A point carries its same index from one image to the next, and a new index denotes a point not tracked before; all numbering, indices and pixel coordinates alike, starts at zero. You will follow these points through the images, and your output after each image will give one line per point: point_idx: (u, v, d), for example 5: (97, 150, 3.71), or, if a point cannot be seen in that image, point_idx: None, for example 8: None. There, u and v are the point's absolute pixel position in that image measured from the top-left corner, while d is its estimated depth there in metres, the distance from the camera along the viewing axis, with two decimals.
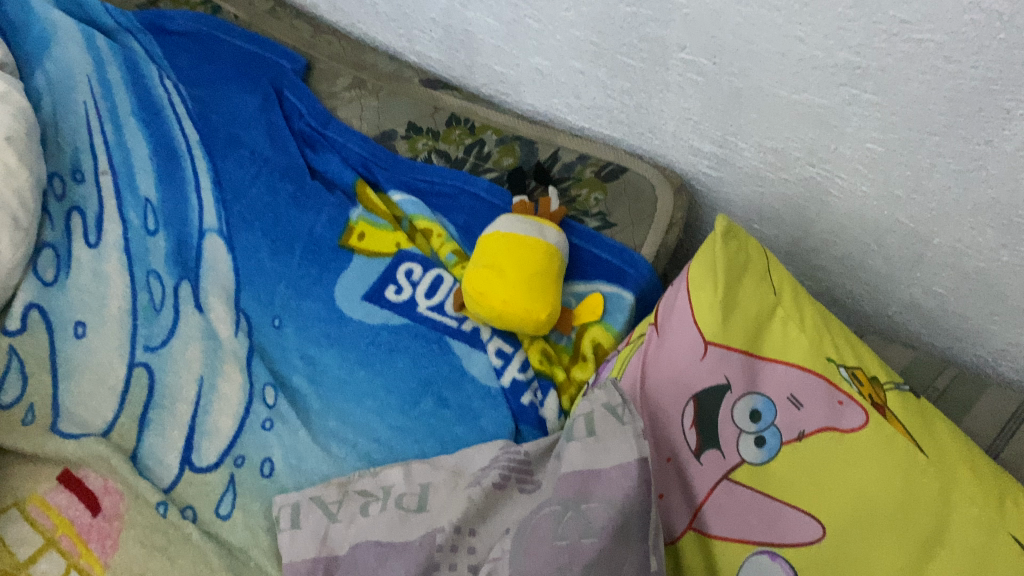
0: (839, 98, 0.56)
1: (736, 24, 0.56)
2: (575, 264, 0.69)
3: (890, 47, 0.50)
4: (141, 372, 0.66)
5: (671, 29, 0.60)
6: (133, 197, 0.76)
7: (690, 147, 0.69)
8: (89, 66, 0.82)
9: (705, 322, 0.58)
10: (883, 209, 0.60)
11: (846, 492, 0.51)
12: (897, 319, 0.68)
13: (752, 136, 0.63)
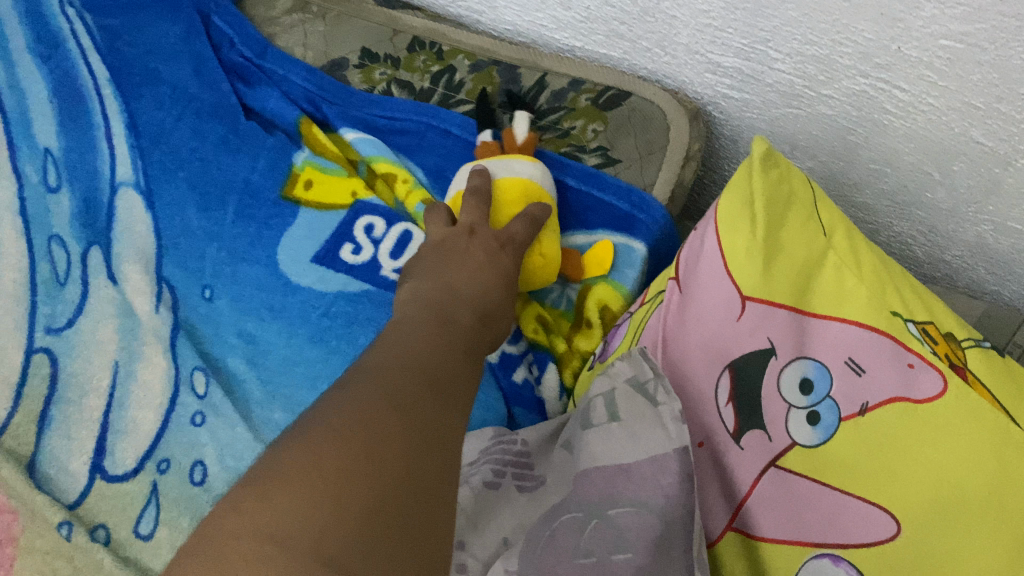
0: None
1: None
2: (572, 210, 0.58)
3: None
4: (41, 359, 0.53)
5: None
6: (29, 147, 0.62)
7: (707, 62, 0.57)
8: None
9: (741, 272, 0.45)
10: (951, 126, 0.49)
11: (921, 474, 0.36)
12: (956, 266, 0.57)
13: (790, 40, 0.51)
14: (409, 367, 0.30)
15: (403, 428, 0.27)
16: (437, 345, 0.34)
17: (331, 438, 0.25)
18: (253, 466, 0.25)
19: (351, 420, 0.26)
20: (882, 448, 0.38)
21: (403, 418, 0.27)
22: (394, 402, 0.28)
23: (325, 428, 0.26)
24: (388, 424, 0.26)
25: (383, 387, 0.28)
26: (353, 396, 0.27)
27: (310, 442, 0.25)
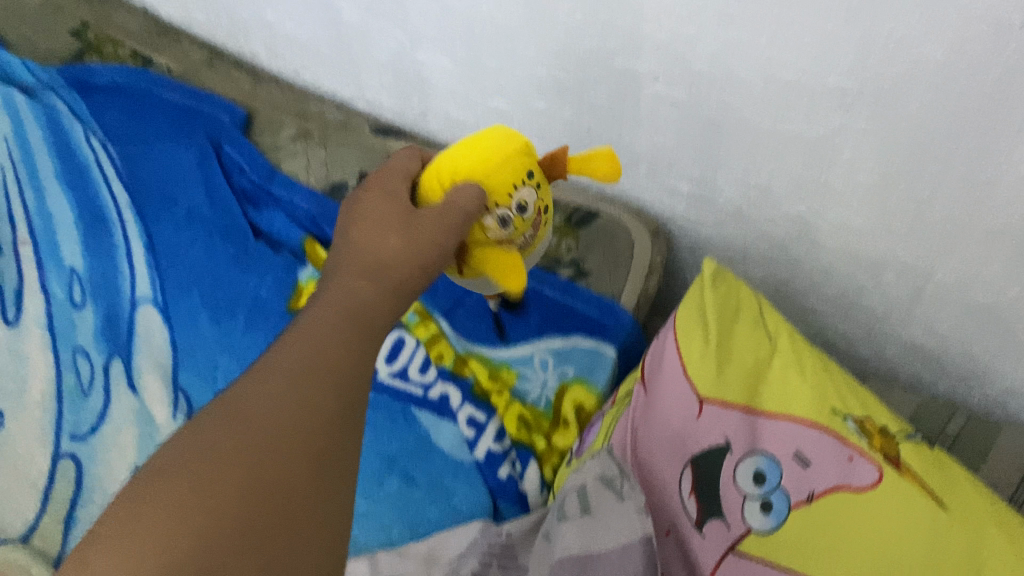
0: (828, 127, 0.51)
1: (714, 53, 0.52)
2: (550, 319, 0.64)
3: (888, 66, 0.46)
4: (67, 465, 0.59)
5: (644, 57, 0.56)
6: (57, 268, 0.70)
7: (665, 187, 0.64)
8: (7, 128, 0.76)
9: (699, 375, 0.51)
10: (878, 244, 0.56)
11: (862, 556, 0.42)
12: (897, 362, 0.63)
13: (734, 169, 0.59)
14: (335, 376, 0.32)
15: (295, 473, 0.28)
16: (366, 341, 0.34)
17: (218, 475, 0.27)
18: (131, 485, 0.27)
19: (239, 456, 0.28)
20: (824, 535, 0.44)
21: (303, 458, 0.29)
22: (301, 438, 0.29)
23: (214, 460, 0.27)
24: (282, 464, 0.28)
25: (274, 409, 0.29)
26: (255, 417, 0.29)
27: (180, 484, 0.27)
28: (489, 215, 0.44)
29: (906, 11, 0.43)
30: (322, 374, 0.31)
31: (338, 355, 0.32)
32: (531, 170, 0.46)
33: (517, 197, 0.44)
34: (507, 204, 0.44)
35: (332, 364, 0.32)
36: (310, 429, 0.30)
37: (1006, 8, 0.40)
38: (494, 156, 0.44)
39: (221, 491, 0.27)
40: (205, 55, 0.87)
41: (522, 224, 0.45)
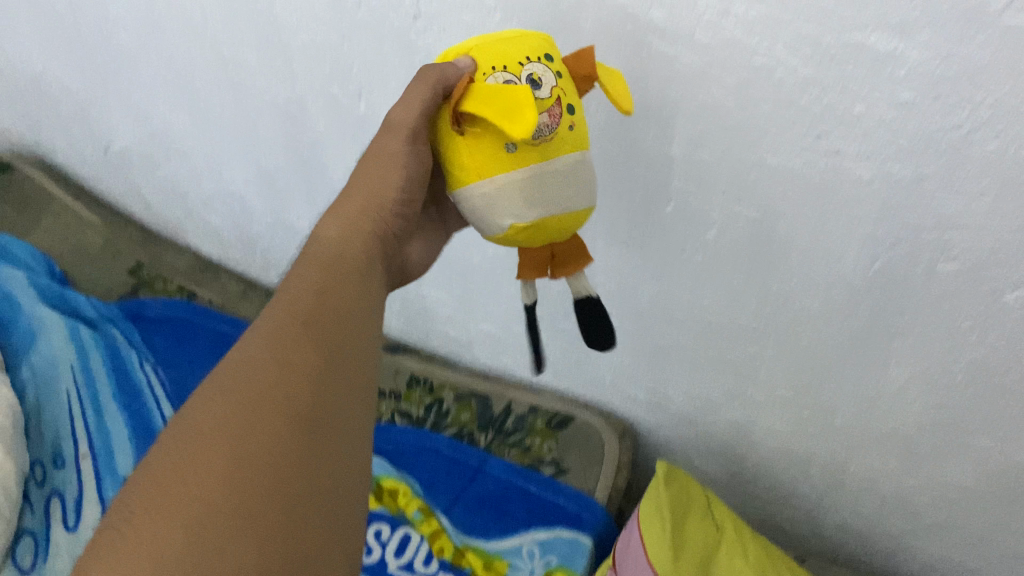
0: (747, 353, 0.65)
1: (652, 297, 0.66)
2: (537, 512, 0.74)
3: (781, 312, 0.59)
4: None
5: (599, 299, 0.70)
6: (111, 478, 0.80)
7: (628, 396, 0.77)
8: (73, 356, 0.89)
9: (659, 559, 0.61)
10: (801, 443, 0.68)
11: None
12: (835, 542, 0.73)
13: (680, 382, 0.72)
14: (301, 347, 0.37)
15: (282, 431, 0.34)
16: (321, 306, 0.40)
17: (211, 455, 0.32)
18: (145, 491, 0.32)
19: (231, 436, 0.33)
20: None
21: (285, 419, 0.34)
22: (280, 406, 0.34)
23: (202, 442, 0.33)
24: (268, 431, 0.33)
25: (251, 388, 0.35)
26: (234, 396, 0.35)
27: (189, 471, 0.32)
28: (493, 74, 0.41)
29: (786, 276, 0.57)
30: (287, 348, 0.37)
31: (299, 327, 0.38)
32: (545, 53, 0.42)
33: (529, 69, 0.41)
34: (519, 74, 0.41)
35: (298, 336, 0.38)
36: (288, 397, 0.35)
37: (854, 280, 0.54)
38: (520, 48, 0.42)
39: (217, 465, 0.32)
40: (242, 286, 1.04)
41: (536, 98, 0.40)
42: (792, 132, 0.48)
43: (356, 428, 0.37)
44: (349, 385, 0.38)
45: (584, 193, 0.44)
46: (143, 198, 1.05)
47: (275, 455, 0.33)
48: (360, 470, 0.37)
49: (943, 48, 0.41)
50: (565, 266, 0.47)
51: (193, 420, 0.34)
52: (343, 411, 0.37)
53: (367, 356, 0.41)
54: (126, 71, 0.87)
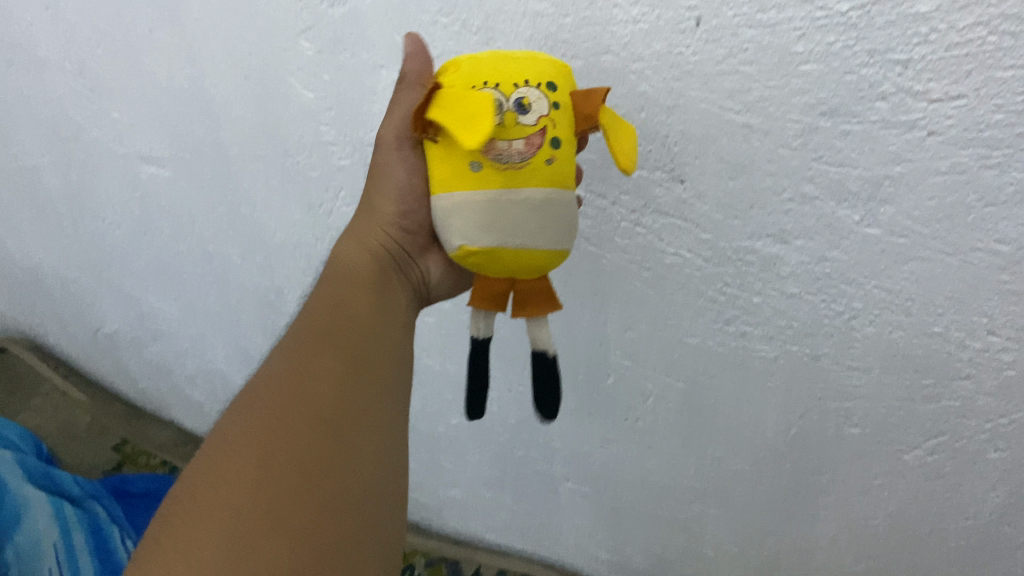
0: (693, 510, 0.71)
1: (604, 461, 0.73)
2: None
3: (718, 473, 0.66)
4: None
5: (557, 465, 0.77)
6: None
7: (592, 555, 0.84)
8: (57, 535, 0.92)
9: None
10: None
11: None
12: None
13: (638, 543, 0.78)
14: (322, 354, 0.40)
15: (312, 439, 0.36)
16: (340, 316, 0.43)
17: (238, 461, 0.35)
18: (183, 492, 0.34)
19: (265, 442, 0.35)
20: None
21: (308, 423, 0.37)
22: (305, 411, 0.37)
23: (237, 451, 0.35)
24: (293, 436, 0.36)
25: (278, 399, 0.37)
26: (266, 407, 0.37)
27: (226, 472, 0.34)
28: (481, 87, 0.39)
29: (717, 442, 0.64)
30: (309, 357, 0.40)
31: (319, 334, 0.41)
32: (550, 81, 0.40)
33: (521, 90, 0.39)
34: (506, 91, 0.39)
35: (320, 345, 0.41)
36: (312, 403, 0.38)
37: (775, 444, 0.61)
38: (523, 67, 0.40)
39: (244, 471, 0.34)
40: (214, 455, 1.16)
41: (517, 125, 0.38)
42: (705, 318, 0.56)
43: (379, 430, 0.40)
44: (371, 388, 0.41)
45: (552, 233, 0.41)
46: (145, 372, 1.13)
47: (300, 459, 0.35)
48: (384, 471, 0.39)
49: (816, 251, 0.48)
50: (525, 309, 0.44)
51: (222, 431, 0.37)
52: (365, 416, 0.39)
53: (391, 358, 0.43)
54: (121, 263, 0.95)
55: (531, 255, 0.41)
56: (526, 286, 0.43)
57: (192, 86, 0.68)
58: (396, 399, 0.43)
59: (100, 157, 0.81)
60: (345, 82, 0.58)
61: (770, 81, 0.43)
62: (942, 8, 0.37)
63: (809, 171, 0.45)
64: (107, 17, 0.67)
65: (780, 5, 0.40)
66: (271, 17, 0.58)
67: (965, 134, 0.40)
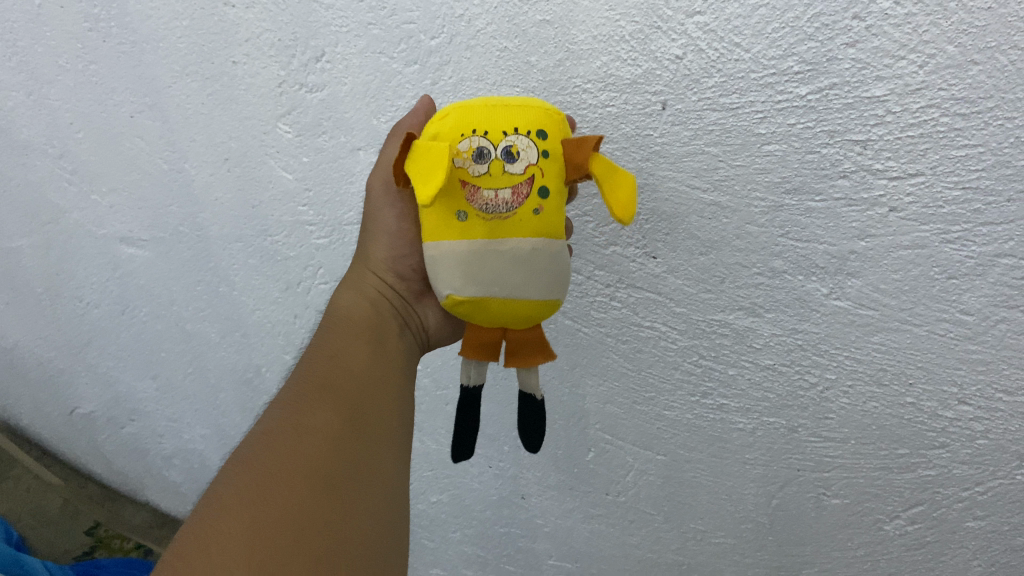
0: None
1: (586, 536, 0.72)
2: None
3: (701, 547, 0.66)
4: None
5: (539, 542, 0.77)
6: None
7: None
8: None
9: None
10: None
11: None
12: None
13: None
14: (317, 409, 0.39)
15: (306, 491, 0.35)
16: (336, 369, 0.42)
17: (231, 518, 0.33)
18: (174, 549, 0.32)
19: (259, 494, 0.34)
20: None
21: (303, 478, 0.35)
22: (299, 466, 0.35)
23: (231, 505, 0.33)
24: (287, 491, 0.34)
25: (274, 451, 0.36)
26: (261, 460, 0.36)
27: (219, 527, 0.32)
28: (469, 137, 0.40)
29: (699, 515, 0.64)
30: (303, 412, 0.38)
31: (314, 390, 0.40)
32: (540, 129, 0.41)
33: (507, 140, 0.40)
34: (492, 140, 0.40)
35: (314, 401, 0.39)
36: (307, 457, 0.36)
37: (756, 516, 0.61)
38: (511, 117, 0.40)
39: (236, 529, 0.32)
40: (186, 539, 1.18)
41: (502, 173, 0.39)
42: (682, 391, 0.57)
43: (376, 487, 0.38)
44: (369, 443, 0.39)
45: (544, 283, 0.41)
46: (122, 454, 1.12)
47: (294, 516, 0.33)
48: (380, 532, 0.37)
49: (787, 324, 0.49)
50: (518, 359, 0.44)
51: (213, 489, 0.35)
52: (362, 467, 0.38)
53: (390, 413, 0.42)
54: (99, 343, 0.95)
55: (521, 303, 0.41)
56: (517, 334, 0.44)
57: (173, 168, 0.69)
58: (394, 458, 0.41)
59: (80, 239, 0.82)
60: (323, 164, 0.60)
61: (736, 161, 0.44)
62: (895, 91, 0.38)
63: (777, 247, 0.46)
64: (88, 103, 0.68)
65: (742, 90, 0.42)
66: (252, 103, 0.59)
67: (924, 210, 0.41)
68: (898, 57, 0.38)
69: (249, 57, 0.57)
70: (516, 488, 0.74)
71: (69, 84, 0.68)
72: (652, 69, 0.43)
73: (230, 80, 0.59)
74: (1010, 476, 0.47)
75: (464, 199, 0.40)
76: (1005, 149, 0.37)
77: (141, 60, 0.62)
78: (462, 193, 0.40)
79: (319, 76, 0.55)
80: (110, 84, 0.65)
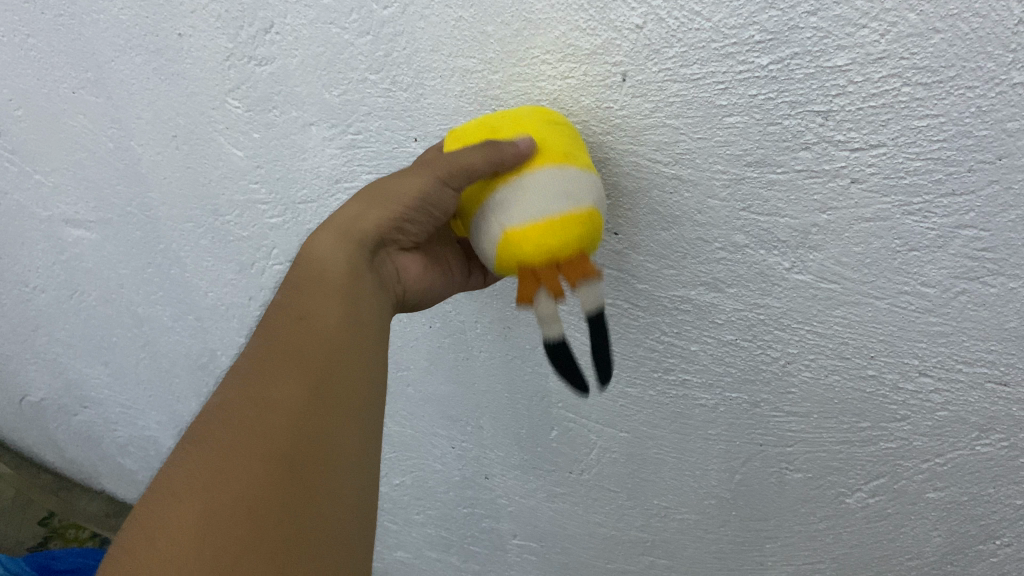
0: (641, 562, 0.70)
1: (550, 515, 0.72)
2: None
3: (664, 523, 0.66)
4: None
5: (503, 522, 0.77)
6: None
7: None
8: None
9: None
10: None
11: None
12: None
13: None
14: (279, 378, 0.35)
15: (259, 471, 0.32)
16: (305, 333, 0.37)
17: (183, 508, 0.32)
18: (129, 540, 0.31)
19: (210, 483, 0.32)
20: None
21: (263, 459, 0.33)
22: (256, 446, 0.33)
23: (183, 495, 0.32)
24: (241, 477, 0.32)
25: (232, 432, 0.34)
26: (217, 443, 0.33)
27: (174, 522, 0.31)
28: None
29: (663, 492, 0.63)
30: (264, 384, 0.35)
31: (277, 357, 0.36)
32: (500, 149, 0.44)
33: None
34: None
35: (278, 369, 0.36)
36: (264, 436, 0.33)
37: (719, 492, 0.61)
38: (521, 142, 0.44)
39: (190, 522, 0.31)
40: None
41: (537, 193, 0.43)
42: (645, 367, 0.56)
43: (348, 456, 0.35)
44: (339, 409, 0.35)
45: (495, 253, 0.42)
46: (76, 442, 1.09)
47: (251, 504, 0.31)
48: (351, 506, 0.34)
49: (749, 299, 0.49)
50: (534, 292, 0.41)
51: (171, 472, 0.33)
52: (332, 437, 0.35)
53: (366, 372, 0.38)
54: (47, 330, 0.92)
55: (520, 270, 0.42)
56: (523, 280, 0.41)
57: (119, 147, 0.66)
58: (371, 419, 0.37)
59: (24, 221, 0.79)
60: (275, 140, 0.58)
61: (696, 134, 0.43)
62: (857, 61, 0.37)
63: (739, 221, 0.46)
64: (26, 79, 0.65)
65: (703, 60, 0.41)
66: (198, 78, 0.57)
67: (886, 181, 0.40)
68: (860, 25, 0.36)
69: (195, 29, 0.54)
70: (479, 469, 0.74)
71: (6, 59, 0.64)
72: (611, 39, 0.42)
73: (175, 54, 0.57)
74: (970, 448, 0.47)
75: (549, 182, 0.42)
76: (966, 119, 0.37)
77: (81, 34, 0.59)
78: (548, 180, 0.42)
79: (269, 48, 0.53)
80: (49, 60, 0.62)
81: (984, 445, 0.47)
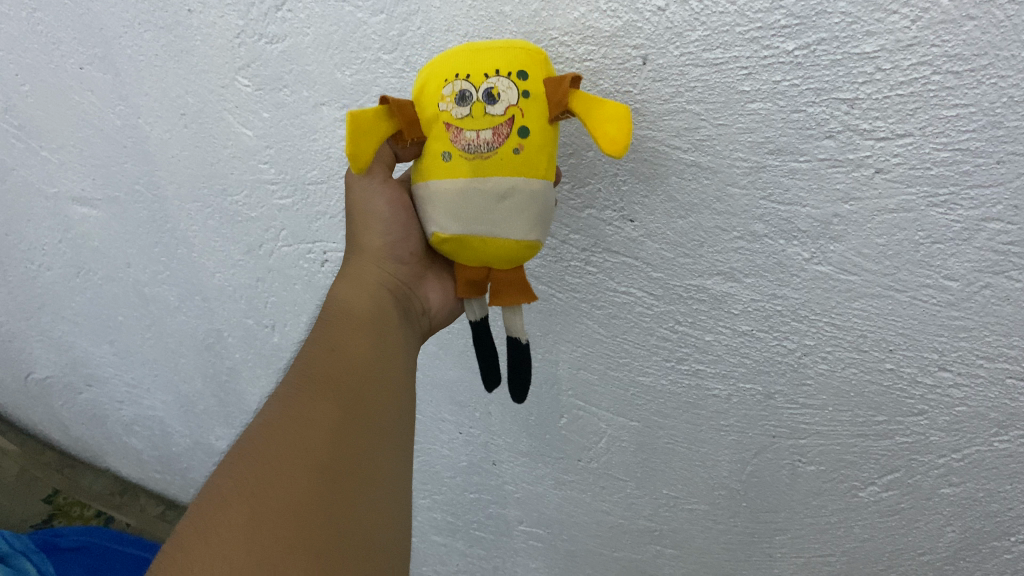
0: (648, 551, 0.70)
1: (557, 502, 0.72)
2: None
3: (673, 513, 0.65)
4: None
5: (510, 508, 0.76)
6: None
7: None
8: None
9: None
10: None
11: None
12: None
13: None
14: (316, 400, 0.38)
15: (303, 480, 0.34)
16: (337, 365, 0.40)
17: (229, 512, 0.32)
18: (174, 544, 0.32)
19: (257, 488, 0.33)
20: None
21: (306, 469, 0.34)
22: (298, 458, 0.35)
23: (230, 500, 0.33)
24: (289, 484, 0.34)
25: (276, 445, 0.35)
26: (259, 456, 0.35)
27: (223, 523, 0.32)
28: (452, 81, 0.39)
29: (672, 481, 0.63)
30: (302, 404, 0.37)
31: (314, 381, 0.39)
32: (522, 69, 0.39)
33: (489, 81, 0.38)
34: (474, 83, 0.39)
35: (314, 391, 0.38)
36: (307, 448, 0.35)
37: (730, 483, 0.60)
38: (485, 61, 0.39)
39: (237, 524, 0.32)
40: (161, 507, 1.19)
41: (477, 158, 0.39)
42: (657, 357, 0.56)
43: (381, 476, 0.37)
44: (371, 432, 0.38)
45: (530, 218, 0.40)
46: (81, 420, 1.09)
47: (296, 509, 0.33)
48: (387, 523, 0.37)
49: (766, 289, 0.48)
50: (499, 298, 0.44)
51: (216, 482, 0.34)
52: (368, 458, 0.37)
53: (392, 400, 0.41)
54: (52, 308, 0.91)
55: (498, 245, 0.41)
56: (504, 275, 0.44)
57: (127, 124, 0.65)
58: (398, 447, 0.40)
59: (31, 199, 0.78)
60: (286, 120, 0.57)
61: (717, 119, 0.42)
62: (886, 47, 0.36)
63: (758, 210, 0.45)
64: (32, 54, 0.64)
65: (726, 44, 0.39)
66: (208, 55, 0.56)
67: (912, 171, 0.39)
68: (890, 11, 0.35)
69: (206, 6, 0.53)
70: (486, 454, 0.73)
71: (13, 34, 0.63)
72: (632, 21, 0.41)
73: (185, 30, 0.55)
74: (988, 444, 0.47)
75: (449, 140, 0.40)
76: (997, 109, 0.36)
77: (89, 9, 0.58)
78: (449, 134, 0.40)
79: (280, 26, 0.51)
80: (56, 35, 0.61)
81: (1003, 442, 0.46)
